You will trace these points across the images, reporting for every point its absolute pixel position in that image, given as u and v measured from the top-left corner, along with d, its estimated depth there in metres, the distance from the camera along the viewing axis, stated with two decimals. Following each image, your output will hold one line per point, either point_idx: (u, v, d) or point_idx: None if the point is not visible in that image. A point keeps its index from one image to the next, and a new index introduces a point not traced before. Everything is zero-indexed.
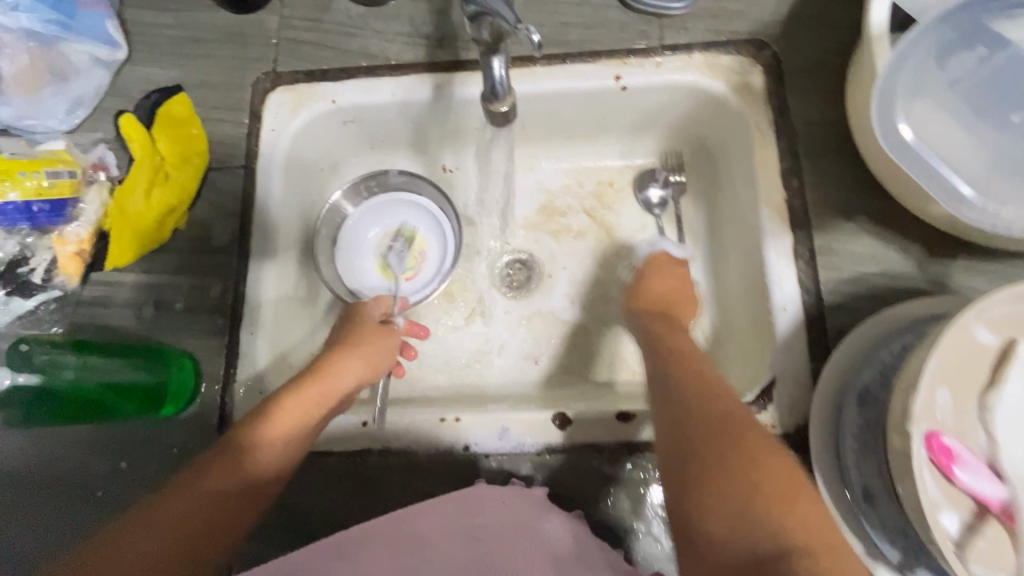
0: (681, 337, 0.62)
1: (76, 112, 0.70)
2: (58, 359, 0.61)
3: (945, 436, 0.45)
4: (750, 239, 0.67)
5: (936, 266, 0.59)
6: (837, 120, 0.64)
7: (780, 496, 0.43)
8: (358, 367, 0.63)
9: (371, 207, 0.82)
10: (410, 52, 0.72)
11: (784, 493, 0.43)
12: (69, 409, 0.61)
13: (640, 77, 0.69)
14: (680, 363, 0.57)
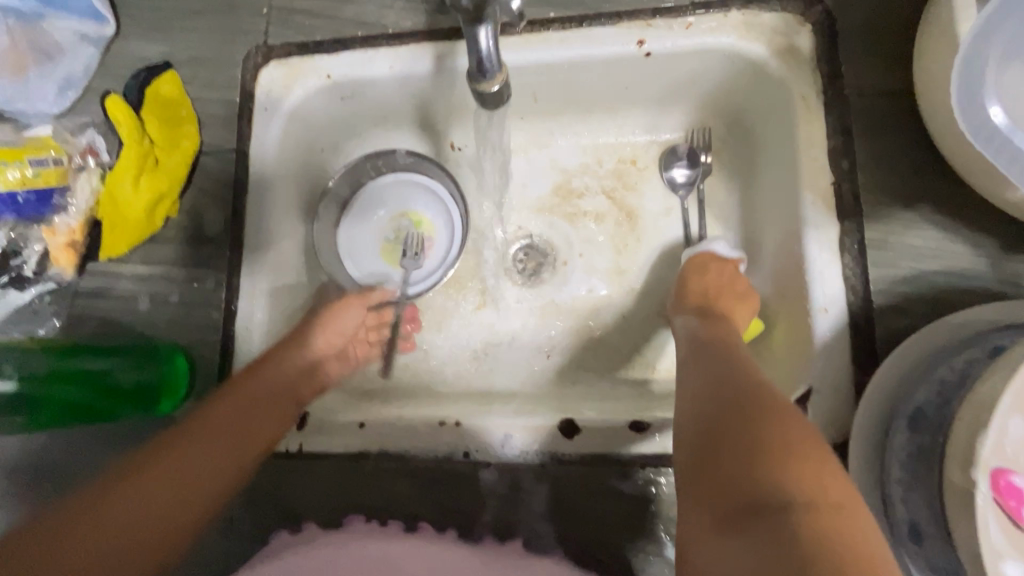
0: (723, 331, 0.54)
1: (67, 94, 0.67)
2: (33, 363, 0.59)
3: (1018, 474, 0.37)
4: (789, 228, 0.59)
5: (1014, 264, 0.50)
6: (901, 88, 0.55)
7: (794, 454, 0.35)
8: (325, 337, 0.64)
9: (375, 190, 0.77)
10: (410, 19, 0.65)
11: (799, 451, 0.35)
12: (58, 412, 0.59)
13: (666, 40, 0.61)
14: (718, 350, 0.50)
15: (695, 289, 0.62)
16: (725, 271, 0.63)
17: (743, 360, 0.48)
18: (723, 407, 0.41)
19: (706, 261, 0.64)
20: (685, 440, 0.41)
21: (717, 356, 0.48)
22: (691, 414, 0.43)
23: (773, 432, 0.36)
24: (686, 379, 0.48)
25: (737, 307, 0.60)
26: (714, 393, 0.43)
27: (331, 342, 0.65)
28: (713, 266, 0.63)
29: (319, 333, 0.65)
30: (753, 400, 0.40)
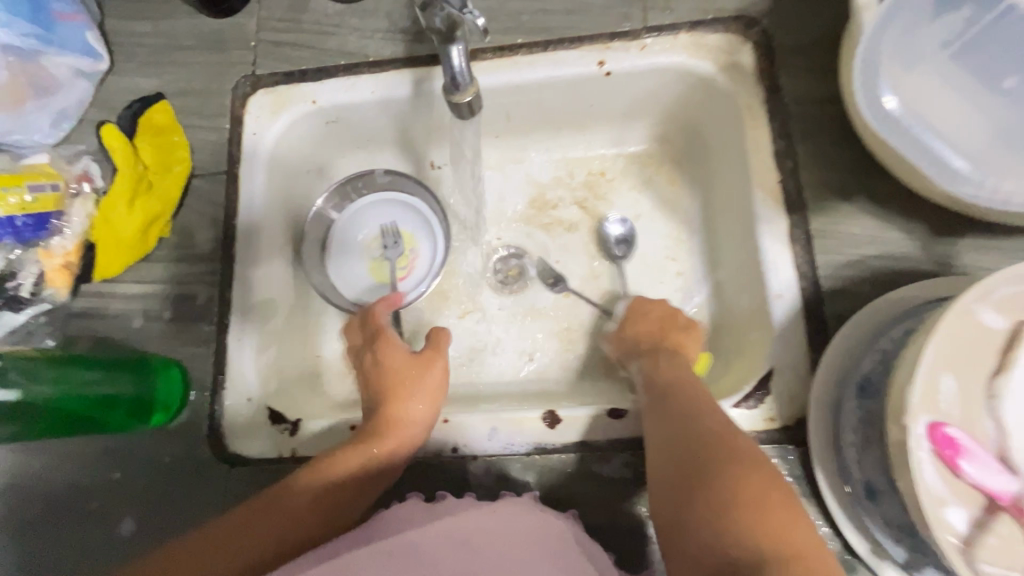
0: (679, 371, 0.57)
1: (61, 126, 0.70)
2: (38, 372, 0.58)
3: (949, 427, 0.42)
4: (746, 226, 0.64)
5: (942, 245, 0.56)
6: (832, 97, 0.61)
7: (752, 506, 0.40)
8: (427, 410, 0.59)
9: (359, 209, 0.81)
10: (389, 47, 0.71)
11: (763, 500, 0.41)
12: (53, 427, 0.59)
13: (625, 61, 0.67)
14: (679, 390, 0.54)
15: (638, 337, 0.66)
16: (662, 316, 0.67)
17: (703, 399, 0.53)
18: (693, 454, 0.45)
19: (644, 304, 0.69)
20: (660, 477, 0.47)
21: (678, 395, 0.53)
22: (665, 451, 0.48)
23: (730, 483, 0.42)
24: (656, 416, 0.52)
25: (685, 339, 0.64)
26: (682, 434, 0.48)
27: (425, 415, 0.59)
28: (652, 308, 0.69)
29: (412, 402, 0.59)
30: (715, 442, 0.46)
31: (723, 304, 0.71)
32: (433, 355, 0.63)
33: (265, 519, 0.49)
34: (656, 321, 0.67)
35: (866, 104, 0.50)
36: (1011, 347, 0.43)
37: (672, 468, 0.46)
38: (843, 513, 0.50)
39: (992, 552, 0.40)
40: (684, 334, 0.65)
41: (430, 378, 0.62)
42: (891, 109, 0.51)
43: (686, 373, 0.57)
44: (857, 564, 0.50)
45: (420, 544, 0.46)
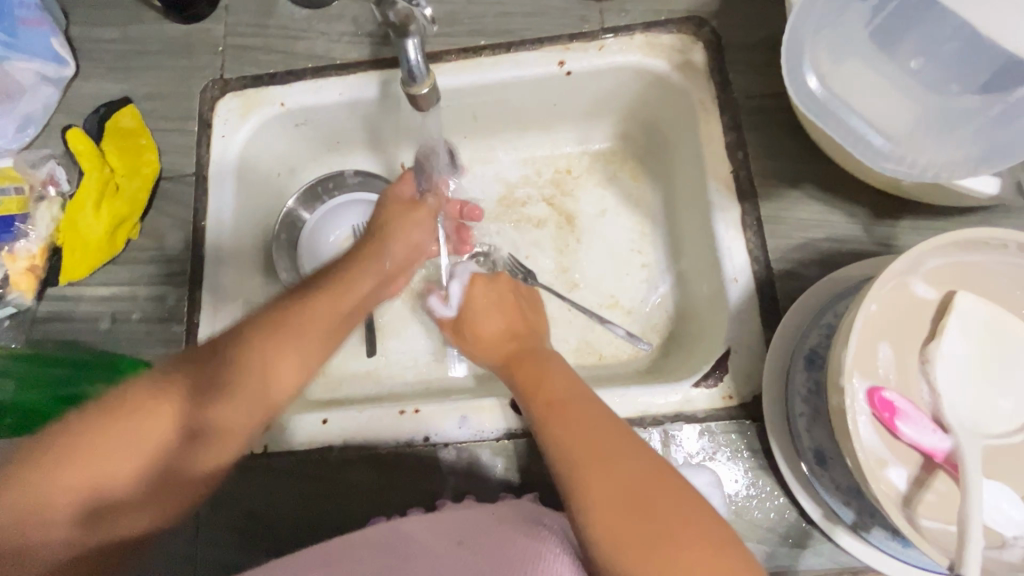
0: (536, 363, 0.57)
1: (26, 131, 0.70)
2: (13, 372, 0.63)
3: (887, 390, 0.44)
4: (703, 214, 0.67)
5: (883, 227, 0.59)
6: (778, 91, 0.65)
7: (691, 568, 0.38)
8: (400, 249, 0.66)
9: (329, 209, 0.79)
10: (355, 50, 0.72)
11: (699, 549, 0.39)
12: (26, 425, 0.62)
13: (583, 60, 0.70)
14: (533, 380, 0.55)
15: (494, 335, 0.63)
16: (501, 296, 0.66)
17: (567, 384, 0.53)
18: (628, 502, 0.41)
19: (480, 286, 0.67)
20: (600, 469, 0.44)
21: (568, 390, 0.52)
22: (582, 443, 0.46)
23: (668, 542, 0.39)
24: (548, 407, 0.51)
25: (533, 316, 0.66)
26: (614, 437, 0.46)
27: (403, 248, 0.66)
28: (492, 288, 0.67)
29: (394, 242, 0.65)
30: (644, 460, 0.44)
31: (686, 292, 0.74)
32: (403, 230, 0.66)
33: (216, 416, 0.47)
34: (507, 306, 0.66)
35: (792, 90, 0.51)
36: (940, 316, 0.46)
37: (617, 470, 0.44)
38: (797, 481, 0.52)
39: (928, 507, 0.43)
40: (530, 315, 0.65)
41: (416, 219, 0.68)
42: (814, 91, 0.51)
43: (532, 363, 0.57)
44: (812, 530, 0.53)
45: (417, 542, 0.48)
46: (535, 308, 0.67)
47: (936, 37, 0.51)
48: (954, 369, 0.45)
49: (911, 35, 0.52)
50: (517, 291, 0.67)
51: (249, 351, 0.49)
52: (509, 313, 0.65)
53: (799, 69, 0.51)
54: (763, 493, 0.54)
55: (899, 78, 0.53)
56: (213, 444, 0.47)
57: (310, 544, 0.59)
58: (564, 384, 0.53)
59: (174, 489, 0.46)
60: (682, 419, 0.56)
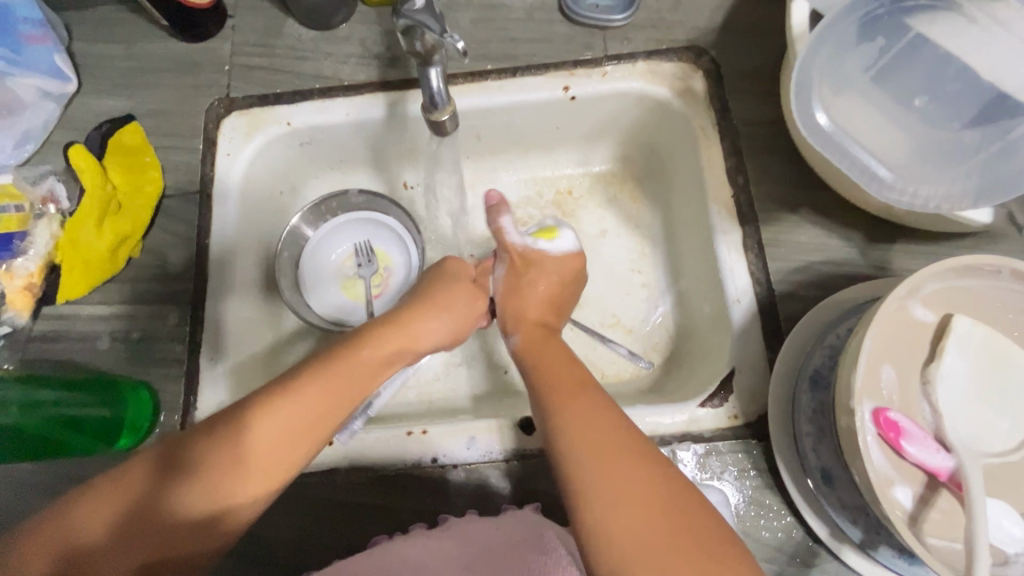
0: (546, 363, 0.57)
1: (25, 146, 0.69)
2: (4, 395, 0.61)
3: (891, 411, 0.46)
4: (704, 236, 0.69)
5: (879, 251, 0.61)
6: (776, 119, 0.67)
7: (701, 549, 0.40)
8: (440, 327, 0.62)
9: (333, 228, 0.81)
10: (363, 72, 0.73)
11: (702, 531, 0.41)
12: (25, 448, 0.60)
13: (587, 86, 0.72)
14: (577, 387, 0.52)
15: (528, 312, 0.65)
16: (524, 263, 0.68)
17: (574, 394, 0.51)
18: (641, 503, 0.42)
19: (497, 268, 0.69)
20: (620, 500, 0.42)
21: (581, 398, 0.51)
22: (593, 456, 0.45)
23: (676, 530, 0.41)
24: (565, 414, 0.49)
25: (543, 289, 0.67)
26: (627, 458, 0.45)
27: (438, 326, 0.62)
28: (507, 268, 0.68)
29: (436, 312, 0.62)
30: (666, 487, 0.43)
31: (686, 312, 0.75)
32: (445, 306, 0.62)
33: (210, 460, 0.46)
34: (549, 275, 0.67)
35: (801, 123, 0.54)
36: (939, 338, 0.48)
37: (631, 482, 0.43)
38: (804, 500, 0.53)
39: (934, 524, 0.44)
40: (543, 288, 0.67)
41: (462, 295, 0.64)
42: (824, 126, 0.54)
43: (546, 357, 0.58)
44: (819, 549, 0.54)
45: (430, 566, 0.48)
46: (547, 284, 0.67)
47: (938, 75, 0.53)
48: (953, 390, 0.47)
49: (909, 73, 0.55)
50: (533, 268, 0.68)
51: (256, 403, 0.48)
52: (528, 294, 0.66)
53: (807, 103, 0.54)
54: (770, 512, 0.55)
55: (898, 111, 0.55)
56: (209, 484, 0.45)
57: (313, 568, 0.58)
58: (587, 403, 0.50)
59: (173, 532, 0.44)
60: (689, 439, 0.57)
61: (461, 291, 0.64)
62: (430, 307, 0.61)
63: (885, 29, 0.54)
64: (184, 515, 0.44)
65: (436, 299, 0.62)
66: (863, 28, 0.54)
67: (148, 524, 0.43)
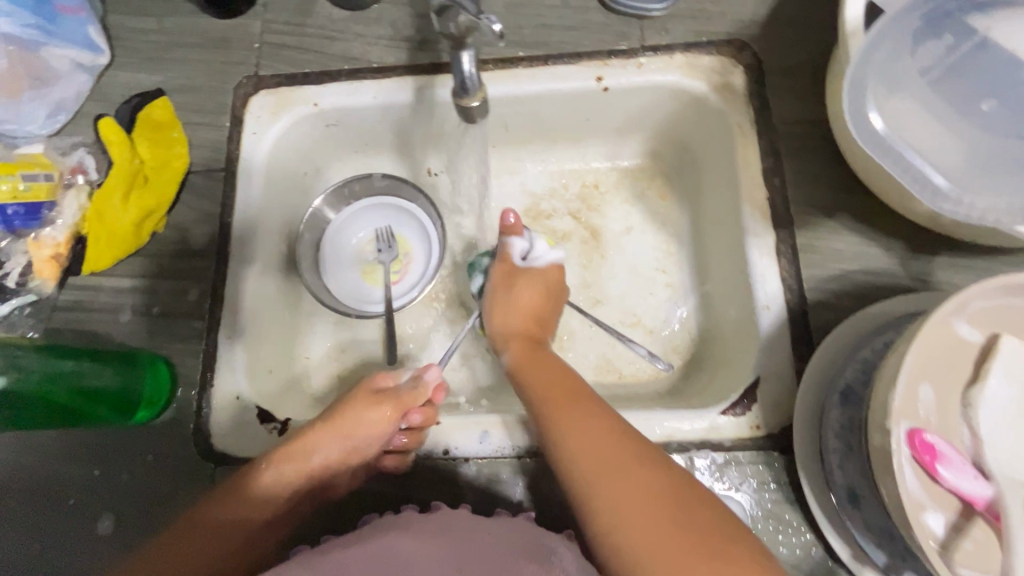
0: (539, 367, 0.59)
1: (57, 116, 0.70)
2: None
3: (928, 433, 0.43)
4: (734, 239, 0.66)
5: (920, 263, 0.58)
6: (819, 119, 0.64)
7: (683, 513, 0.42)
8: (333, 448, 0.57)
9: (354, 212, 0.81)
10: (392, 55, 0.72)
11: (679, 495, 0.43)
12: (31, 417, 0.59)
13: (621, 77, 0.69)
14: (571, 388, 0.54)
15: (511, 327, 0.66)
16: (512, 277, 0.69)
17: (570, 391, 0.54)
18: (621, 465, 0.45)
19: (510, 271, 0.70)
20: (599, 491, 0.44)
21: (578, 399, 0.52)
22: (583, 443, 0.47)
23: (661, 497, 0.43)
24: (555, 417, 0.51)
25: (535, 292, 0.68)
26: (606, 442, 0.47)
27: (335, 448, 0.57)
28: (519, 283, 0.68)
29: (331, 434, 0.57)
30: (636, 465, 0.45)
31: (709, 315, 0.73)
32: (342, 428, 0.58)
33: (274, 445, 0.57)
34: (533, 279, 0.69)
35: (853, 124, 0.51)
36: (985, 359, 0.45)
37: (613, 463, 0.45)
38: (826, 518, 0.51)
39: (967, 556, 0.41)
40: (547, 302, 0.69)
41: (369, 416, 0.59)
42: (878, 130, 0.51)
43: (533, 376, 0.58)
44: (838, 569, 0.52)
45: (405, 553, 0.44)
46: (546, 302, 0.69)
47: (1007, 76, 0.51)
48: (995, 414, 0.44)
49: (977, 83, 0.52)
50: (534, 287, 0.68)
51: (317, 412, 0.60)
52: (531, 305, 0.67)
53: (863, 105, 0.51)
54: (789, 528, 0.53)
55: (955, 118, 0.52)
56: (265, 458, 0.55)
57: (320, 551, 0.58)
58: (585, 404, 0.51)
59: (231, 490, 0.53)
60: (707, 448, 0.55)
61: (353, 405, 0.59)
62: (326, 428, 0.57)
63: (953, 26, 0.51)
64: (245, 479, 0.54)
65: (333, 426, 0.57)
66: (931, 25, 0.51)
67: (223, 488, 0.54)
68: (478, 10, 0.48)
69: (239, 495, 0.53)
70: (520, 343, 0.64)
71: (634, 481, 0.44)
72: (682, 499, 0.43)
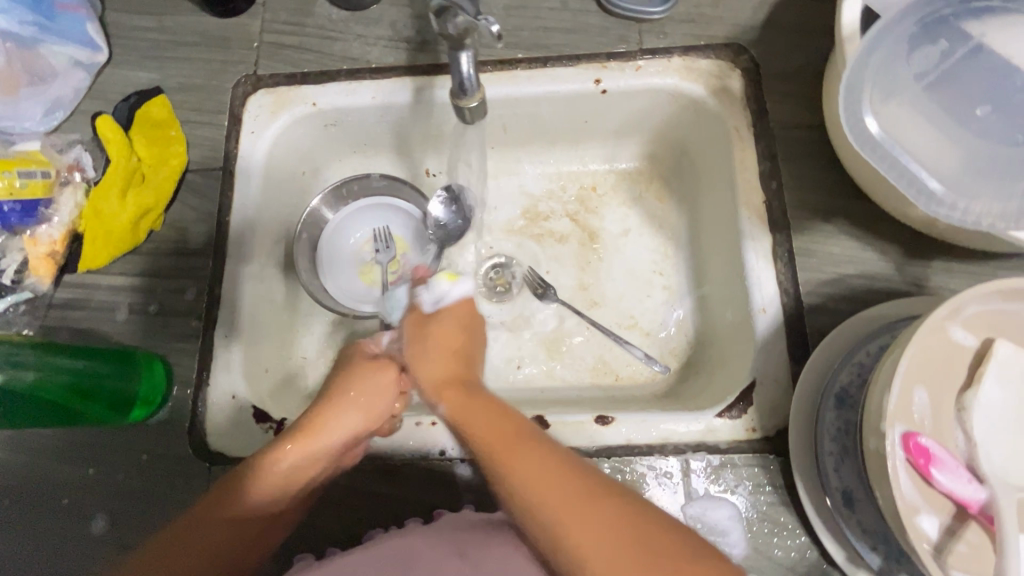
0: (473, 412, 0.53)
1: (54, 115, 0.69)
2: None
3: (922, 436, 0.43)
4: (731, 242, 0.66)
5: (916, 267, 0.59)
6: (816, 123, 0.64)
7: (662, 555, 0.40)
8: (353, 420, 0.57)
9: (352, 212, 0.80)
10: (391, 55, 0.72)
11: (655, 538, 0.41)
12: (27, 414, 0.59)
13: (620, 80, 0.69)
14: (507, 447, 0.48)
15: (435, 373, 0.59)
16: (429, 320, 0.64)
17: (510, 437, 0.48)
18: (589, 511, 0.43)
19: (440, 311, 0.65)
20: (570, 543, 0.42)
21: (522, 446, 0.47)
22: (544, 488, 0.44)
23: (637, 540, 0.41)
24: (504, 466, 0.47)
25: (456, 331, 0.63)
26: (569, 485, 0.44)
27: (354, 421, 0.57)
28: (444, 322, 0.64)
29: (345, 406, 0.58)
30: (604, 507, 0.43)
31: (706, 318, 0.73)
32: (354, 396, 0.58)
33: (231, 478, 0.53)
34: (448, 321, 0.64)
35: (848, 128, 0.51)
36: (979, 363, 0.45)
37: (578, 512, 0.43)
38: (821, 521, 0.52)
39: (960, 559, 0.42)
40: (468, 338, 0.63)
41: (376, 382, 0.60)
42: (873, 133, 0.51)
43: (476, 428, 0.51)
44: (832, 572, 0.52)
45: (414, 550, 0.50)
46: (464, 339, 0.63)
47: (1001, 84, 0.52)
48: (989, 418, 0.45)
49: (972, 89, 0.53)
50: (458, 325, 0.64)
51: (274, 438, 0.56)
52: (450, 345, 0.62)
53: (858, 109, 0.51)
54: (784, 530, 0.53)
55: (950, 123, 0.52)
56: (223, 495, 0.52)
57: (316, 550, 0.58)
58: (531, 451, 0.47)
59: (191, 532, 0.50)
60: (703, 450, 0.55)
61: (355, 377, 0.60)
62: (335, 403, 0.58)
63: (948, 32, 0.52)
64: (207, 518, 0.50)
65: (342, 395, 0.58)
66: (924, 31, 0.52)
67: (183, 529, 0.50)
68: (477, 11, 0.49)
69: (204, 535, 0.50)
70: (451, 386, 0.57)
71: (602, 525, 0.42)
72: (657, 544, 0.41)
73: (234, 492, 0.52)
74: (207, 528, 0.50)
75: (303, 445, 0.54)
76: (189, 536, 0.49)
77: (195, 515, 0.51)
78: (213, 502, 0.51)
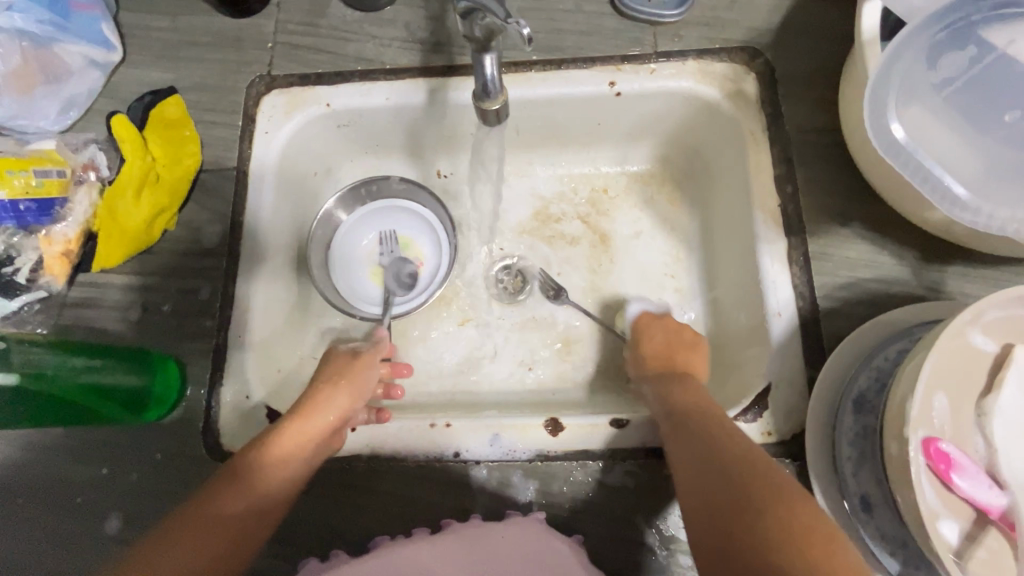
0: (694, 392, 0.56)
1: (69, 113, 0.70)
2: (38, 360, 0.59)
3: (943, 442, 0.43)
4: (745, 245, 0.66)
5: (932, 272, 0.59)
6: (831, 127, 0.64)
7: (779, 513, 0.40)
8: (342, 400, 0.59)
9: (367, 213, 0.80)
10: (405, 56, 0.72)
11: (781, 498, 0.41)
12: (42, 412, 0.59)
13: (635, 82, 0.69)
14: (682, 423, 0.51)
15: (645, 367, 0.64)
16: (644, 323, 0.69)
17: (702, 412, 0.52)
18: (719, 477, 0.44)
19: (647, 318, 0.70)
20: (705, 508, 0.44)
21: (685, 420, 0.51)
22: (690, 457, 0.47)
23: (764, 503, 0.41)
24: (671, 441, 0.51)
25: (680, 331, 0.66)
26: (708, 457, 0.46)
27: (339, 401, 0.59)
28: (654, 324, 0.68)
29: (337, 388, 0.60)
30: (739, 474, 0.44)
31: (718, 322, 0.73)
32: (343, 382, 0.61)
33: (243, 460, 0.53)
34: (665, 325, 0.68)
35: (873, 134, 0.51)
36: (999, 369, 0.45)
37: (715, 477, 0.45)
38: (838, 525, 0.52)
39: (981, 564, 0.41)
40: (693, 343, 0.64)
41: (362, 370, 0.63)
42: (899, 139, 0.51)
43: (697, 402, 0.54)
44: None
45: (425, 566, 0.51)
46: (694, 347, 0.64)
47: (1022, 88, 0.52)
48: (1010, 425, 0.44)
49: (996, 94, 0.53)
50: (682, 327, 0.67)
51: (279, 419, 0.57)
52: (666, 341, 0.66)
53: (882, 115, 0.51)
54: None
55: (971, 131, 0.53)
56: (235, 479, 0.52)
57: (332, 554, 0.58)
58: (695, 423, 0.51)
59: (208, 514, 0.49)
60: None
61: (342, 365, 0.63)
62: (327, 385, 0.60)
63: (976, 39, 0.52)
64: (225, 500, 0.50)
65: (331, 379, 0.61)
66: (952, 37, 0.52)
67: (201, 511, 0.49)
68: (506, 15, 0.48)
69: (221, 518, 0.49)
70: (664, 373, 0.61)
71: (735, 488, 0.43)
72: (784, 501, 0.41)
73: (253, 472, 0.52)
74: (226, 510, 0.50)
75: (298, 429, 0.56)
76: (210, 517, 0.49)
77: (210, 498, 0.50)
78: (227, 486, 0.51)
